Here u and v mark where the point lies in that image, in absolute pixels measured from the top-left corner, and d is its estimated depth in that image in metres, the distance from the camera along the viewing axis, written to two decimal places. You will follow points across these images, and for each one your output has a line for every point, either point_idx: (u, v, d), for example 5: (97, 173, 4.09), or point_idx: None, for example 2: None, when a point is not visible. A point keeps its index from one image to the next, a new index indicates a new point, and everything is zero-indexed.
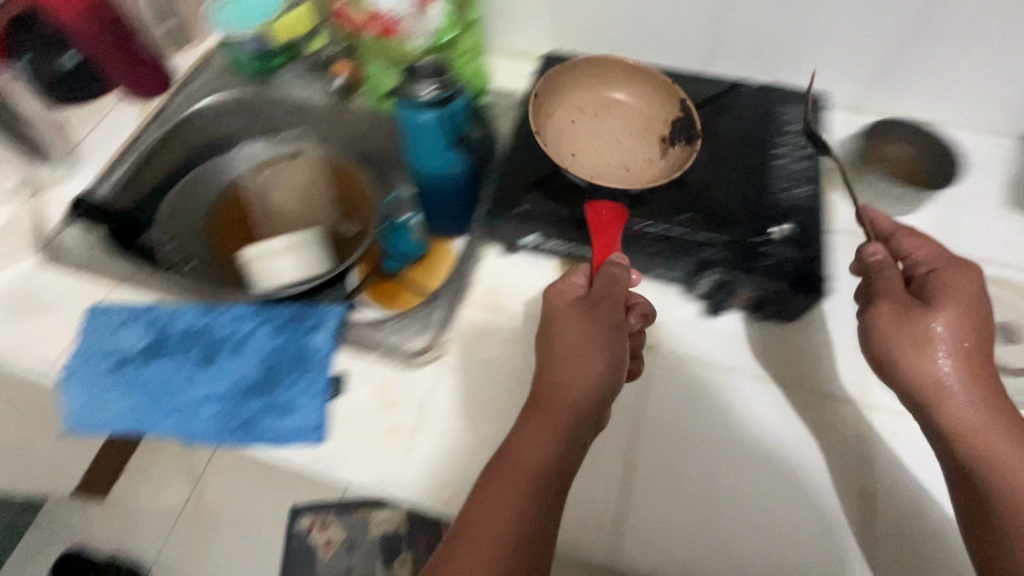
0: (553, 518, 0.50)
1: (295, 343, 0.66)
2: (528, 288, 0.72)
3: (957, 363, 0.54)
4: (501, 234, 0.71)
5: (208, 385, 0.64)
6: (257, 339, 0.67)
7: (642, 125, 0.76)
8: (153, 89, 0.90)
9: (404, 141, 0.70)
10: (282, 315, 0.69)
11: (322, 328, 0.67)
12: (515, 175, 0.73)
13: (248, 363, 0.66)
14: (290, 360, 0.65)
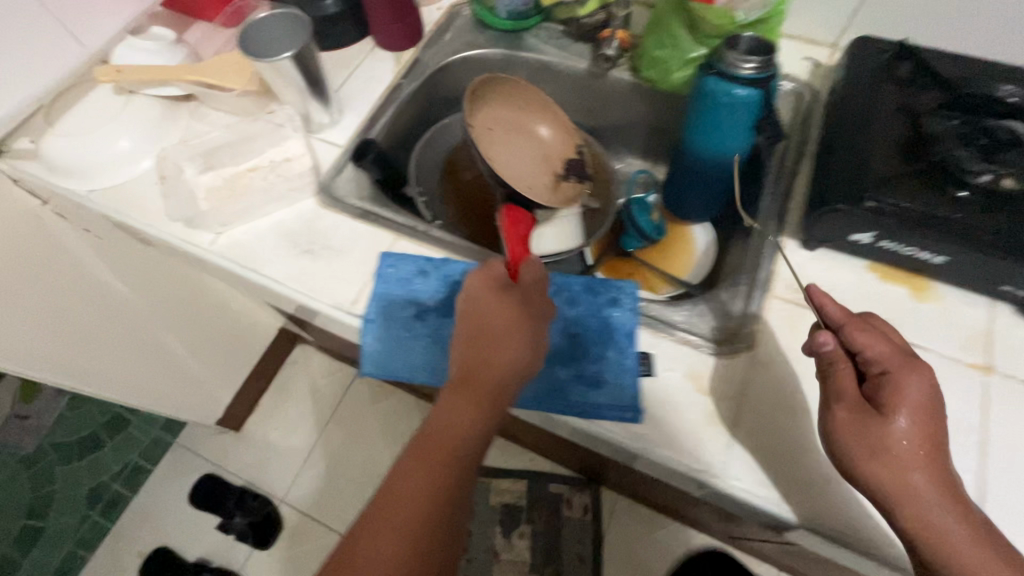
0: (427, 442, 0.56)
1: (596, 314, 0.65)
2: (837, 285, 0.66)
3: (912, 458, 0.50)
4: (822, 230, 0.65)
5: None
6: (554, 308, 0.66)
7: (547, 156, 0.90)
8: (410, 39, 0.90)
9: (700, 111, 0.73)
10: (576, 284, 0.67)
11: (623, 302, 0.66)
12: (841, 163, 0.64)
13: (548, 331, 0.64)
14: (592, 333, 0.64)
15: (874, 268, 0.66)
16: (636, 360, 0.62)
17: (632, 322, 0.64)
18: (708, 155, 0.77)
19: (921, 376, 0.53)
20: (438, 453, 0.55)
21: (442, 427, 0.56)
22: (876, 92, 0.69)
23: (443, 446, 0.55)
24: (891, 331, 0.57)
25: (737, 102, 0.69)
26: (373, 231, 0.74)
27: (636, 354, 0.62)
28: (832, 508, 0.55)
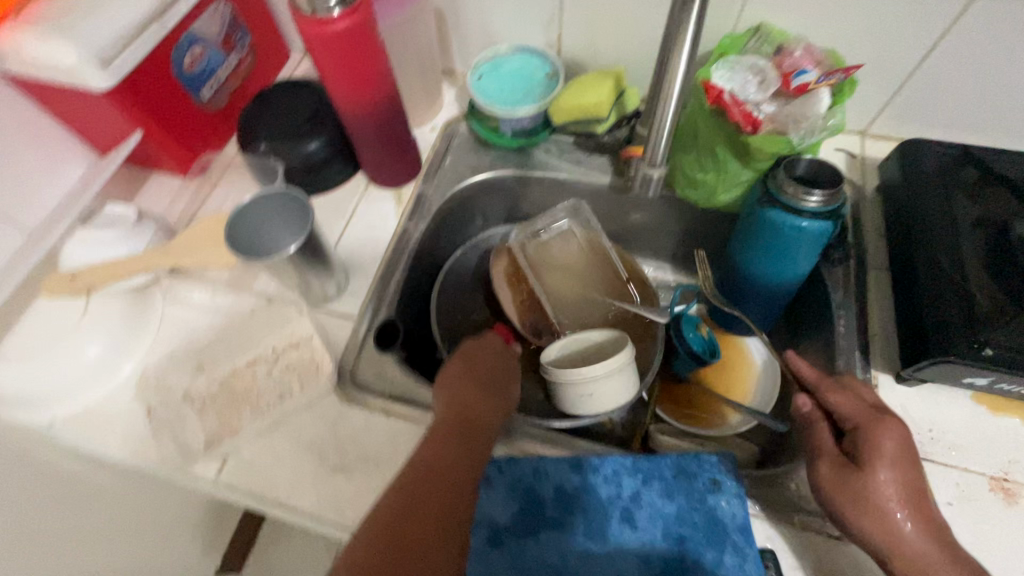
0: (467, 422, 0.56)
1: (699, 507, 0.56)
2: (950, 426, 0.59)
3: (890, 503, 0.50)
4: (930, 374, 0.58)
5: (612, 565, 0.54)
6: (648, 504, 0.56)
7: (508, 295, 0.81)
8: (407, 173, 0.80)
9: (763, 240, 0.66)
10: (667, 468, 0.58)
11: (726, 485, 0.57)
12: (944, 295, 0.58)
13: (648, 538, 0.55)
14: (700, 533, 0.55)
15: (979, 398, 0.60)
16: (761, 563, 0.53)
17: (747, 513, 0.55)
18: (767, 278, 0.71)
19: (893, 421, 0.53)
20: (473, 426, 0.57)
21: (454, 404, 0.58)
22: (947, 204, 0.63)
23: (473, 429, 0.56)
24: (865, 389, 0.57)
25: (807, 234, 0.63)
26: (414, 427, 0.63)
27: (758, 554, 0.54)
28: None
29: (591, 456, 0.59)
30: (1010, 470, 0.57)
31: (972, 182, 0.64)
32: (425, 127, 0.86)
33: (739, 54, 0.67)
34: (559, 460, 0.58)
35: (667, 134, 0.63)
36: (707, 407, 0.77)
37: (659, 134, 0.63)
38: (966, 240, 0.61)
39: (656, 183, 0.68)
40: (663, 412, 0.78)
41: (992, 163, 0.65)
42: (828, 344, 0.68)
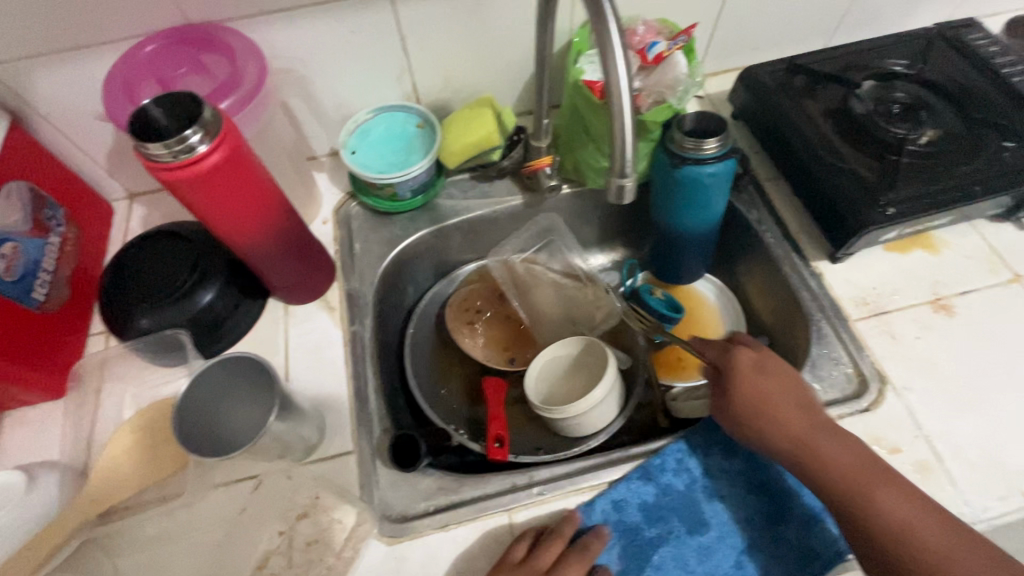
0: None
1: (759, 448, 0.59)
2: (886, 278, 0.70)
3: (810, 449, 0.54)
4: (856, 244, 0.68)
5: (725, 541, 0.55)
6: (719, 470, 0.58)
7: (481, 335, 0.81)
8: (327, 278, 0.72)
9: (684, 196, 0.71)
10: (715, 429, 0.61)
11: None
12: (838, 178, 0.68)
13: (737, 500, 0.57)
14: (772, 470, 0.58)
15: (891, 247, 0.72)
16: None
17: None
18: (696, 227, 0.77)
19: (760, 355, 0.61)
20: None
21: None
22: (797, 106, 0.74)
23: None
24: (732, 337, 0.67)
25: (719, 178, 0.69)
26: (480, 526, 0.57)
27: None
28: (973, 444, 0.59)
29: (650, 458, 0.59)
30: (939, 290, 0.69)
31: (804, 84, 0.76)
32: (316, 222, 0.79)
33: (593, 47, 0.71)
34: (628, 481, 0.58)
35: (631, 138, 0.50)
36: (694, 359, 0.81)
37: (625, 135, 0.49)
38: (827, 131, 0.72)
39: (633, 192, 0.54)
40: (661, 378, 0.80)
41: (810, 61, 0.78)
42: (767, 258, 0.77)
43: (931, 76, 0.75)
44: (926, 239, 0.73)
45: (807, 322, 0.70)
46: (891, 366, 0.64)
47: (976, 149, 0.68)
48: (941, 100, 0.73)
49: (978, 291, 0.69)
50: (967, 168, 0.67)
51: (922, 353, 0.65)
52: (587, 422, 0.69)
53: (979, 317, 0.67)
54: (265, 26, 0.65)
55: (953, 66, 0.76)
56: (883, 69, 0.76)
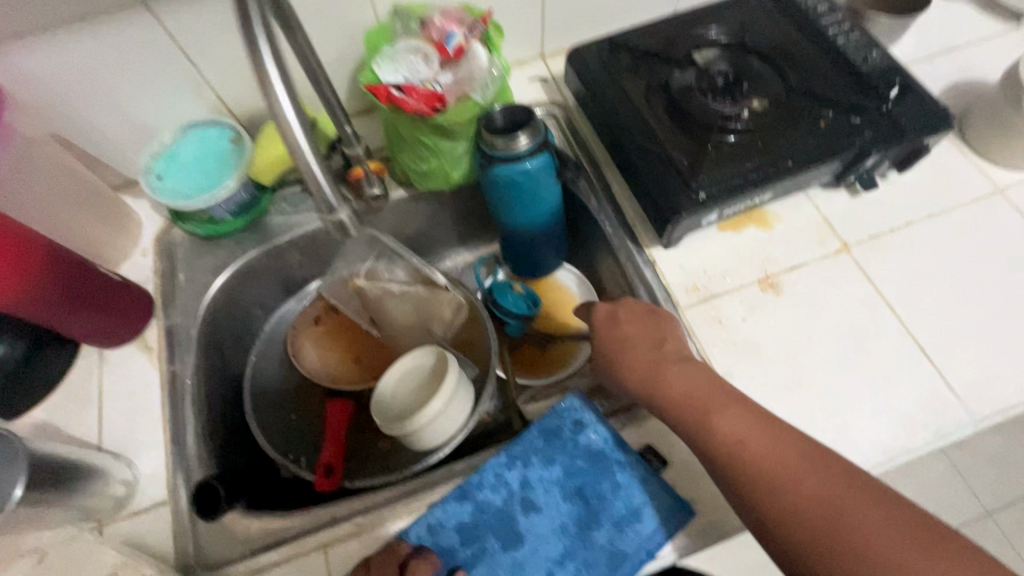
0: None
1: (577, 453, 0.58)
2: (717, 260, 0.69)
3: (704, 424, 0.52)
4: (677, 231, 0.66)
5: (537, 553, 0.55)
6: (537, 480, 0.58)
7: (335, 357, 0.80)
8: (139, 317, 0.68)
9: (506, 195, 0.68)
10: (536, 438, 0.60)
11: (587, 419, 0.60)
12: (656, 164, 0.65)
13: (553, 508, 0.57)
14: (589, 474, 0.58)
15: (724, 226, 0.71)
16: (643, 461, 0.58)
17: (614, 431, 0.59)
18: (536, 222, 0.74)
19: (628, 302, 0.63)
20: None
21: None
22: (621, 88, 0.71)
23: None
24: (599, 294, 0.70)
25: (537, 172, 0.66)
26: (295, 565, 0.56)
27: (639, 456, 0.59)
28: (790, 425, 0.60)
29: (469, 477, 0.58)
30: (768, 268, 0.68)
31: (627, 64, 0.72)
32: (133, 255, 0.74)
33: (392, 45, 0.66)
34: (445, 503, 0.57)
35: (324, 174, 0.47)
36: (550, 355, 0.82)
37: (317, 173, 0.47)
38: (649, 114, 0.69)
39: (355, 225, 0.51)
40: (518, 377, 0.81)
41: (638, 37, 0.74)
42: (609, 247, 0.75)
43: (757, 44, 0.72)
44: (760, 215, 0.72)
45: None
46: (715, 352, 0.64)
47: (794, 120, 0.66)
48: (765, 69, 0.70)
49: (806, 265, 0.68)
50: (784, 141, 0.65)
51: (746, 336, 0.64)
52: (426, 438, 0.68)
53: (804, 293, 0.66)
54: (9, 54, 0.59)
55: (782, 29, 0.73)
56: (709, 41, 0.73)
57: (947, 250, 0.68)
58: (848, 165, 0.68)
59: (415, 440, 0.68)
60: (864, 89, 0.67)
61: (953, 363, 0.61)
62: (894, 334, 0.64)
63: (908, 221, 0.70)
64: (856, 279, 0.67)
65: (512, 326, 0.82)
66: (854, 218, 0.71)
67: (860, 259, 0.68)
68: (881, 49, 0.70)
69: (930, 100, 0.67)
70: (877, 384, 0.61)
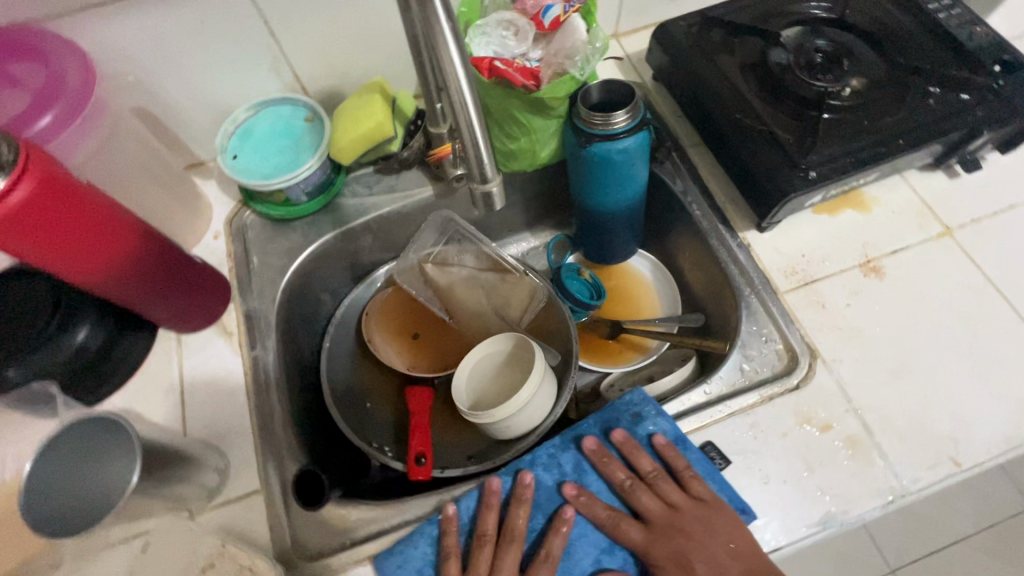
0: None
1: (627, 443, 0.59)
2: (815, 244, 0.67)
3: None
4: (777, 212, 0.63)
5: (587, 539, 0.55)
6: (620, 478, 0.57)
7: (406, 344, 0.77)
8: (221, 298, 0.66)
9: (598, 176, 0.66)
10: (591, 428, 0.61)
11: (645, 412, 0.60)
12: (759, 142, 0.63)
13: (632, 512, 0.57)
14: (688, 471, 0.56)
15: (819, 210, 0.69)
16: (705, 457, 0.57)
17: (674, 425, 0.59)
18: (620, 204, 0.72)
19: (665, 485, 0.56)
20: None
21: None
22: (714, 64, 0.68)
23: None
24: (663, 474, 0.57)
25: (633, 151, 0.63)
26: (397, 558, 0.54)
27: (701, 452, 0.57)
28: (907, 414, 0.57)
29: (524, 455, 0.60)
30: (870, 253, 0.66)
31: (720, 41, 0.69)
32: (206, 237, 0.71)
33: (482, 17, 0.64)
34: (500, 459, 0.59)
35: (485, 136, 0.46)
36: (619, 345, 0.79)
37: (477, 135, 0.46)
38: (747, 93, 0.66)
39: (501, 195, 0.51)
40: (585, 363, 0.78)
41: (727, 12, 0.71)
42: (694, 231, 0.73)
43: (853, 19, 0.69)
44: (855, 198, 0.69)
45: (736, 298, 0.67)
46: (820, 338, 0.62)
47: (897, 98, 0.64)
48: (863, 45, 0.68)
49: (908, 248, 0.66)
50: (890, 117, 0.63)
51: (851, 321, 0.62)
52: (514, 426, 0.66)
53: (908, 277, 0.64)
54: (94, 21, 0.56)
55: (878, 6, 0.71)
56: (801, 15, 0.70)
57: None
58: (953, 145, 0.65)
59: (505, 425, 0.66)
60: (972, 65, 0.65)
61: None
62: (1007, 317, 0.61)
63: (1011, 204, 0.67)
64: (963, 263, 0.65)
65: (577, 312, 0.79)
66: (957, 199, 0.68)
67: (964, 243, 0.66)
68: (985, 24, 0.68)
69: None
70: (995, 372, 0.59)
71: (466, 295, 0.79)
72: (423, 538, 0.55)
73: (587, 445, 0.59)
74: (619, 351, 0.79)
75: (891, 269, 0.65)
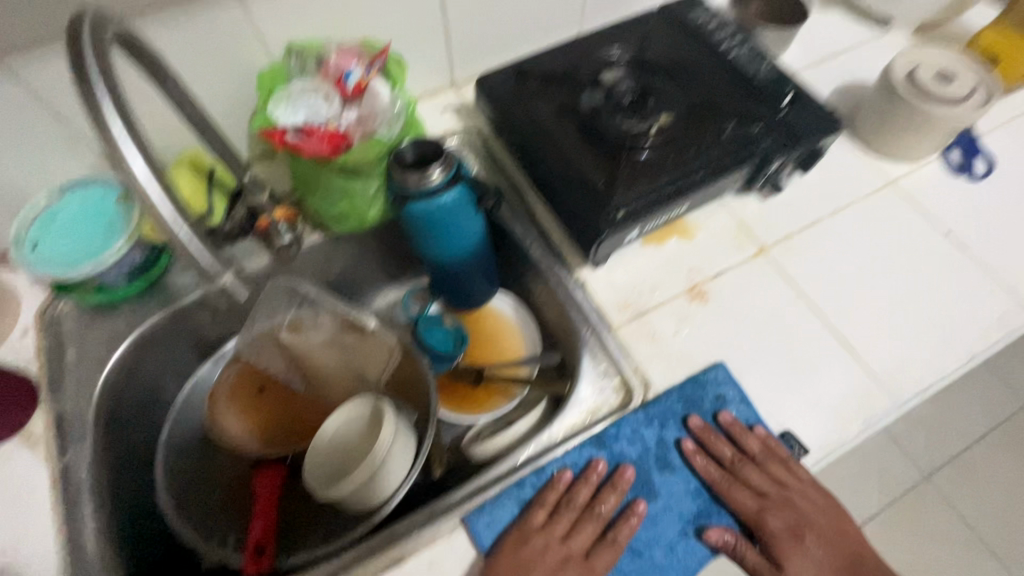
0: None
1: (727, 425, 0.60)
2: (645, 275, 0.69)
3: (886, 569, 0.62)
4: (601, 250, 0.65)
5: (672, 512, 0.57)
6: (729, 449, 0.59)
7: (263, 419, 0.74)
8: (31, 403, 0.61)
9: (426, 232, 0.65)
10: (676, 407, 0.61)
11: (729, 395, 0.62)
12: (576, 186, 0.65)
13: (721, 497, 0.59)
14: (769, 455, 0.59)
15: (647, 241, 0.71)
16: (788, 445, 0.59)
17: (752, 411, 0.61)
18: (461, 255, 0.71)
19: (772, 465, 0.58)
20: None
21: None
22: (533, 112, 0.70)
23: None
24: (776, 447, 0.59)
25: (451, 206, 0.64)
26: (483, 524, 0.57)
27: (781, 439, 0.59)
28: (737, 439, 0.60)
29: (606, 429, 0.60)
30: (695, 279, 0.69)
31: (536, 89, 0.72)
32: (11, 335, 0.65)
33: (288, 84, 0.63)
34: (580, 448, 0.60)
35: None
36: (482, 392, 0.78)
37: None
38: (563, 139, 0.68)
39: None
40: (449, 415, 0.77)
41: (544, 63, 0.74)
42: (537, 272, 0.74)
43: (657, 62, 0.74)
44: (680, 226, 0.73)
45: (576, 336, 0.67)
46: (652, 368, 0.64)
47: (697, 135, 0.68)
48: (667, 86, 0.72)
49: (729, 270, 0.70)
50: (689, 153, 0.67)
51: (679, 348, 0.65)
52: (363, 496, 0.63)
53: (730, 298, 0.68)
54: None
55: (680, 48, 0.76)
56: (607, 61, 0.74)
57: (855, 242, 0.72)
58: (757, 171, 0.70)
59: (357, 498, 0.63)
60: (760, 99, 0.70)
61: (964, 335, 0.65)
62: (815, 329, 0.66)
63: (816, 219, 0.73)
64: (779, 279, 0.69)
65: (438, 363, 0.78)
66: (770, 218, 0.73)
67: (777, 260, 0.70)
68: (771, 60, 0.74)
69: (819, 105, 0.70)
70: (809, 383, 0.62)
71: (322, 360, 0.75)
72: (511, 499, 0.58)
73: (691, 426, 0.60)
74: (483, 398, 0.78)
75: (716, 292, 0.68)
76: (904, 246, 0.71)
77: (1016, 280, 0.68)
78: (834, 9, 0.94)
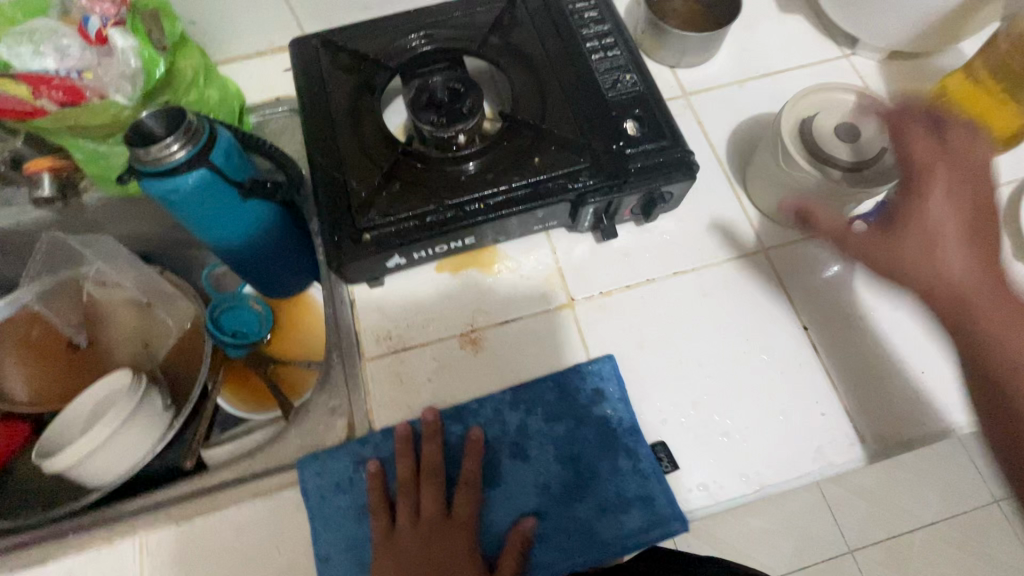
0: None
1: (598, 424, 0.54)
2: (422, 306, 0.60)
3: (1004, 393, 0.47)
4: (360, 272, 0.56)
5: (511, 502, 0.52)
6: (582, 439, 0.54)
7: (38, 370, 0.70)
8: None
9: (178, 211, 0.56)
10: (547, 389, 0.56)
11: (609, 392, 0.55)
12: (337, 192, 0.54)
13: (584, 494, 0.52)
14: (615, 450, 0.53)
15: (443, 267, 0.62)
16: (654, 459, 0.53)
17: (631, 415, 0.54)
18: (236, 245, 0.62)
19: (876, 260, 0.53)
20: None
21: None
22: (332, 93, 0.60)
23: None
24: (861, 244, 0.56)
25: (200, 191, 0.54)
26: (312, 472, 0.52)
27: (651, 450, 0.53)
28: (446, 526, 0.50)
29: (467, 402, 0.56)
30: (476, 321, 0.59)
31: (344, 66, 0.61)
32: None
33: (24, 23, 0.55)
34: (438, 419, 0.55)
35: None
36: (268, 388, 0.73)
37: None
38: (345, 133, 0.57)
39: None
40: (230, 403, 0.72)
41: (369, 37, 0.63)
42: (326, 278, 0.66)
43: (499, 54, 0.61)
44: (486, 255, 0.62)
45: (327, 359, 0.60)
46: (382, 419, 0.56)
47: (509, 151, 0.56)
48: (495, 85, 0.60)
49: (524, 315, 0.60)
50: (488, 172, 0.55)
51: (426, 398, 0.56)
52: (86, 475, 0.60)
53: (505, 354, 0.58)
54: None
55: (538, 39, 0.62)
56: (415, 52, 0.61)
57: (688, 311, 0.59)
58: (576, 209, 0.57)
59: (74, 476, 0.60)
60: (600, 122, 0.57)
61: (767, 464, 0.53)
62: (613, 397, 0.55)
63: (649, 278, 0.61)
64: (577, 341, 0.58)
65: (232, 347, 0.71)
66: (597, 263, 0.62)
67: (581, 318, 0.59)
68: (640, 74, 0.60)
69: (673, 141, 0.56)
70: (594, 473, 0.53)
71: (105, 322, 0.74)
72: (347, 454, 0.53)
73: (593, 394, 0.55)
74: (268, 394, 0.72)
75: (496, 340, 0.59)
76: (751, 328, 0.59)
77: (866, 408, 0.55)
78: (790, 16, 0.76)
